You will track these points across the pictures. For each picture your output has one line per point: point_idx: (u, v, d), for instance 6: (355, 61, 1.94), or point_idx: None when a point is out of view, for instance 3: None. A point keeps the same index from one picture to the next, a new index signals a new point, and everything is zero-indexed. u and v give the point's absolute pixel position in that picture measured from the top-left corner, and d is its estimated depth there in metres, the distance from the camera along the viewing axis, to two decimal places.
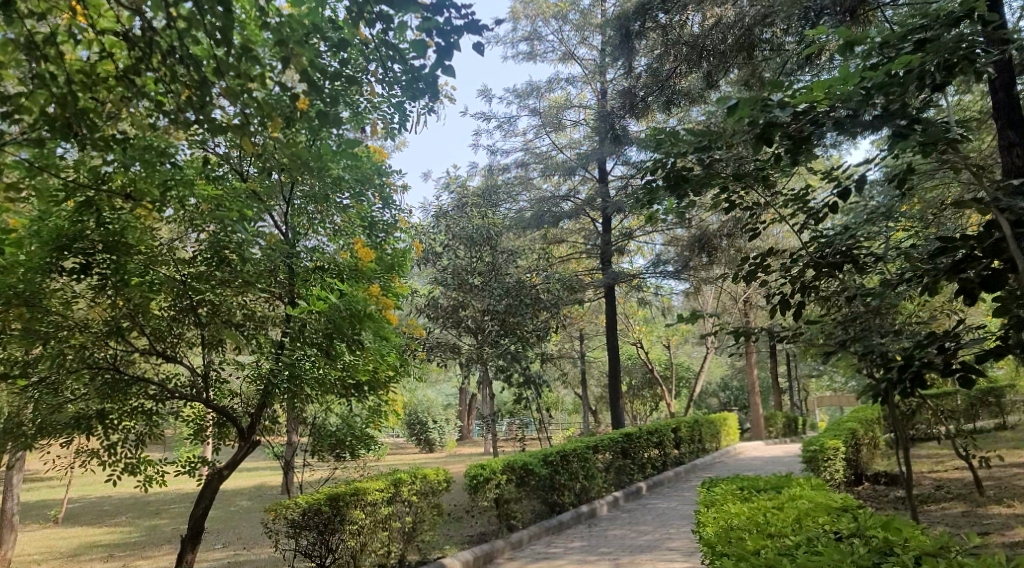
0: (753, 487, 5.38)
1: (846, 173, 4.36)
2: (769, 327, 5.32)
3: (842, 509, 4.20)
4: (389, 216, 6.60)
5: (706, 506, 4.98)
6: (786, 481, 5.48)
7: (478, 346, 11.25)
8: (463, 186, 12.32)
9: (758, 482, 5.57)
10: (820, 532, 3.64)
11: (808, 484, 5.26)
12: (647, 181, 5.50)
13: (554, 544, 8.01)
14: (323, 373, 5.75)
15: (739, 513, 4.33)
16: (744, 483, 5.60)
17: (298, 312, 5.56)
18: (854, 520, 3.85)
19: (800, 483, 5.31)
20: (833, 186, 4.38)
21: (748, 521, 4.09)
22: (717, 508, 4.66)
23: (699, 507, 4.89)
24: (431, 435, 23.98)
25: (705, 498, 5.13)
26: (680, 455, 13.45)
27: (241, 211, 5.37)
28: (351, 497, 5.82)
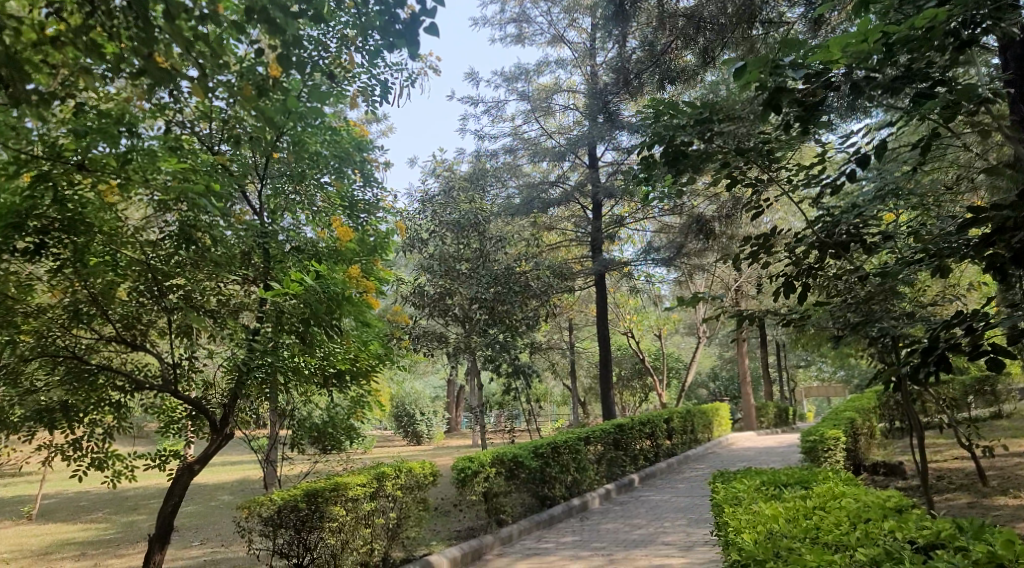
0: (768, 484, 5.06)
1: (862, 143, 4.08)
2: (773, 310, 5.03)
3: (896, 510, 3.84)
4: (371, 196, 6.29)
5: (725, 504, 4.62)
6: (800, 476, 5.18)
7: (466, 335, 11.00)
8: (450, 170, 11.94)
9: (771, 477, 5.26)
10: (897, 544, 3.26)
11: (827, 479, 4.96)
12: (645, 157, 5.24)
13: (545, 539, 7.73)
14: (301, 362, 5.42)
15: (775, 515, 3.95)
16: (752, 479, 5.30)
17: (274, 296, 5.11)
18: (919, 525, 3.49)
19: (819, 479, 5.01)
20: (848, 157, 4.11)
21: (794, 525, 3.72)
22: (745, 507, 4.30)
23: (722, 506, 4.52)
24: (418, 427, 23.68)
25: (723, 496, 4.78)
26: (672, 446, 13.21)
27: (210, 184, 4.94)
28: (330, 493, 5.49)
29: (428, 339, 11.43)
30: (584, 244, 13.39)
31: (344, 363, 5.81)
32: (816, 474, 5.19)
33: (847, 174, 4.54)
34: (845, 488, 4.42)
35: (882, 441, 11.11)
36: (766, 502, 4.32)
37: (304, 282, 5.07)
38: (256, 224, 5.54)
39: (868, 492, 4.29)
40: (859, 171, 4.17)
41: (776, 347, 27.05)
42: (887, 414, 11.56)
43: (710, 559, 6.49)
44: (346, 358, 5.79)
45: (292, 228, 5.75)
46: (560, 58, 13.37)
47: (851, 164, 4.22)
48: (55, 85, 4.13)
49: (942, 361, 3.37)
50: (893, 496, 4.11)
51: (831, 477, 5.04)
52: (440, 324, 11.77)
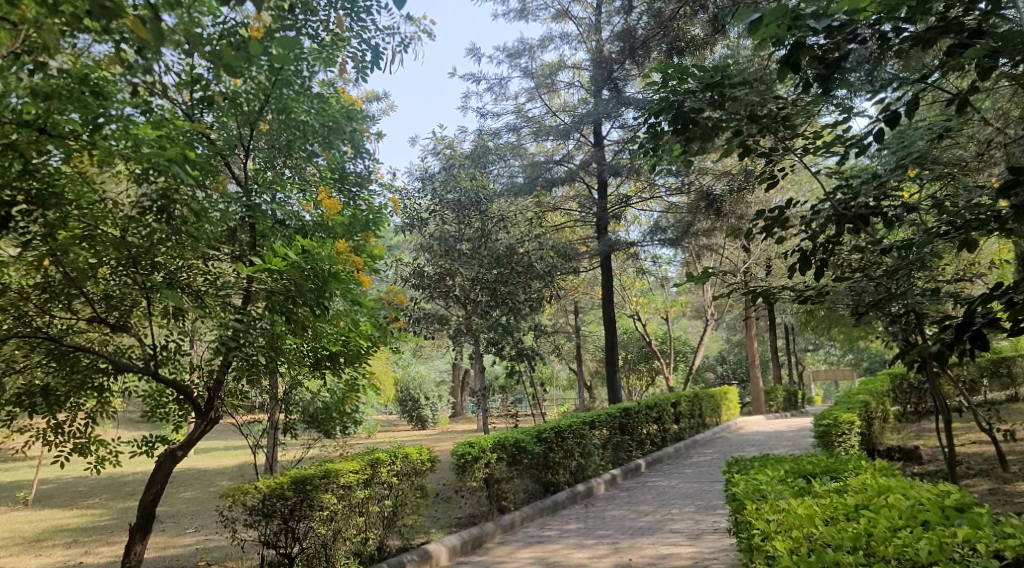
0: (784, 473, 4.79)
1: (891, 101, 3.75)
2: (788, 287, 4.72)
3: (956, 509, 3.50)
4: (363, 168, 5.98)
5: (741, 496, 4.32)
6: (816, 466, 4.90)
7: (467, 317, 10.81)
8: (451, 148, 11.59)
9: (786, 468, 4.98)
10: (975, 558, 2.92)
11: (846, 470, 4.68)
12: (653, 124, 4.92)
13: (548, 526, 7.48)
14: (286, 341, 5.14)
15: (805, 514, 3.65)
16: (765, 470, 5.01)
17: (253, 273, 4.78)
18: (993, 533, 3.14)
19: (839, 470, 4.73)
20: (878, 115, 3.79)
21: (841, 528, 3.39)
22: (772, 501, 3.99)
23: (743, 499, 4.21)
24: (423, 411, 23.48)
25: (738, 487, 4.49)
26: (679, 430, 12.94)
27: (184, 151, 4.59)
28: (321, 480, 5.25)
29: (430, 322, 11.15)
30: (590, 224, 13.07)
31: (335, 345, 5.64)
32: (834, 463, 4.91)
33: (872, 138, 4.23)
34: (871, 481, 4.14)
35: (896, 425, 10.84)
36: (793, 498, 4.01)
37: (287, 258, 4.84)
38: (235, 193, 5.25)
39: (893, 483, 4.02)
40: (889, 130, 3.87)
41: (785, 329, 26.72)
42: (901, 397, 11.24)
43: (720, 548, 6.22)
44: (335, 339, 5.59)
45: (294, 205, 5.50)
46: (564, 33, 12.98)
47: (880, 123, 3.92)
48: (15, 44, 3.83)
49: (981, 339, 3.04)
50: (925, 490, 3.84)
51: (849, 467, 4.77)
52: (441, 307, 11.50)
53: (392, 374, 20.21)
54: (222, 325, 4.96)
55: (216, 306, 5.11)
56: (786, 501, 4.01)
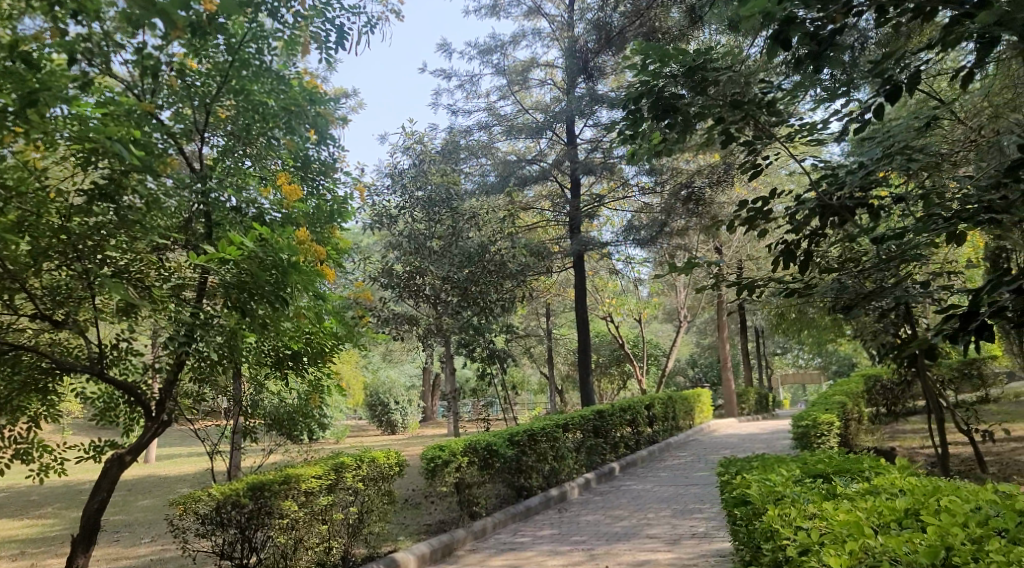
0: (766, 473, 4.61)
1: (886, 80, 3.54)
2: (773, 280, 4.53)
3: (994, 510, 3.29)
4: (327, 155, 5.60)
5: (743, 506, 4.10)
6: (799, 467, 4.73)
7: (437, 317, 10.67)
8: (422, 143, 11.29)
9: (767, 470, 4.80)
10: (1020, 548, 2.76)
11: (829, 470, 4.52)
12: (632, 111, 4.73)
13: (521, 532, 7.22)
14: (243, 337, 4.77)
15: (792, 519, 3.46)
16: (746, 471, 4.82)
17: (205, 262, 4.36)
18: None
19: (823, 469, 4.56)
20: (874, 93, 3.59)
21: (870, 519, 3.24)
22: (778, 505, 3.79)
23: (748, 504, 4.01)
24: (393, 416, 23.08)
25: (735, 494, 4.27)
26: (653, 433, 12.77)
27: (130, 130, 4.24)
28: (279, 487, 4.94)
29: (399, 323, 10.83)
30: (562, 224, 12.86)
31: (297, 342, 5.33)
32: (817, 464, 4.74)
33: (864, 121, 4.03)
34: (856, 483, 3.99)
35: (871, 426, 10.77)
36: (776, 501, 3.84)
37: (244, 248, 4.37)
38: (187, 177, 4.89)
39: (890, 484, 3.84)
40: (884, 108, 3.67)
41: (756, 333, 26.78)
42: (874, 399, 11.17)
43: (699, 554, 6.01)
44: (297, 336, 5.30)
45: (254, 192, 5.08)
46: (537, 31, 12.78)
47: (876, 103, 3.73)
48: None
49: (985, 330, 2.84)
50: (913, 491, 3.69)
51: (833, 467, 4.60)
52: (411, 307, 11.20)
53: (361, 377, 19.83)
54: (174, 320, 4.60)
55: (165, 299, 4.73)
56: (771, 506, 3.83)
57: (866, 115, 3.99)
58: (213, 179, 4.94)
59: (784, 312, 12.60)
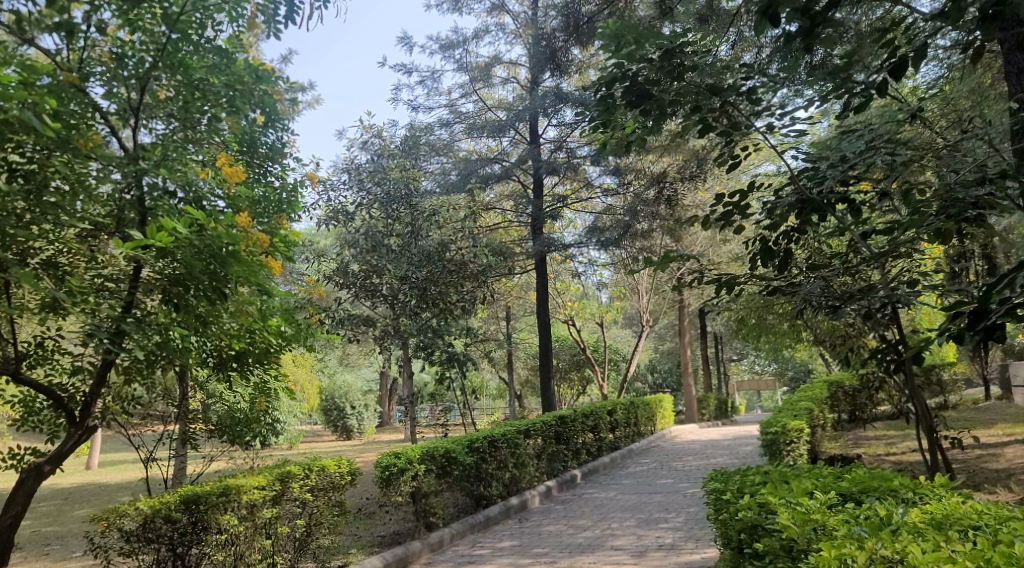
0: (745, 477, 4.36)
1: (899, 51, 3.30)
2: (750, 277, 4.28)
3: (989, 518, 3.09)
4: (275, 141, 5.16)
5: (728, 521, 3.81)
6: (777, 469, 4.50)
7: (394, 318, 10.23)
8: (380, 137, 10.85)
9: (744, 473, 4.55)
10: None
11: (810, 473, 4.29)
12: (605, 96, 4.44)
13: (480, 544, 6.88)
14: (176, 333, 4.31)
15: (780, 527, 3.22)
16: (722, 476, 4.57)
17: (132, 250, 3.88)
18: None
19: (803, 473, 4.33)
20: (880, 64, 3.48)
21: (863, 528, 3.00)
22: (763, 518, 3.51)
23: (734, 520, 3.73)
24: (348, 421, 22.45)
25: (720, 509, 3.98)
26: (615, 439, 12.52)
27: (47, 100, 3.74)
28: (217, 500, 4.52)
29: (353, 324, 10.38)
30: (524, 225, 12.55)
31: (240, 340, 4.87)
32: (797, 468, 4.51)
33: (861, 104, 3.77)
34: (841, 486, 3.76)
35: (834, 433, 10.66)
36: (759, 508, 3.59)
37: (177, 234, 3.89)
38: (118, 157, 4.31)
39: (875, 495, 3.61)
40: (891, 82, 3.55)
41: (716, 339, 26.80)
42: (836, 405, 11.09)
43: None
44: (239, 335, 4.86)
45: (195, 175, 4.41)
46: (500, 27, 12.46)
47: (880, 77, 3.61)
48: None
49: (995, 330, 2.69)
50: (901, 500, 3.49)
51: (813, 472, 4.37)
52: (367, 307, 10.78)
53: (316, 381, 19.26)
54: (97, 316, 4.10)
55: (83, 290, 4.21)
56: (752, 518, 3.57)
57: (867, 88, 3.80)
58: (146, 161, 4.31)
59: (746, 317, 12.49)
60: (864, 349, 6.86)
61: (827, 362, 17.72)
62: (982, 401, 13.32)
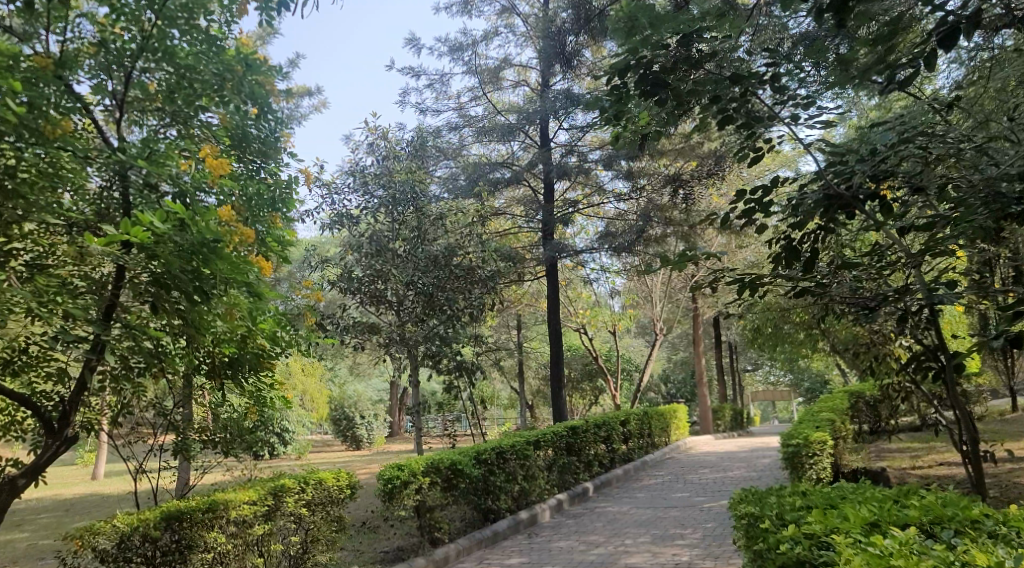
0: (778, 498, 3.93)
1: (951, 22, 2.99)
2: (775, 278, 3.97)
3: None
4: (268, 134, 4.86)
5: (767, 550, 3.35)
6: (813, 488, 4.08)
7: (400, 325, 9.94)
8: (387, 139, 10.41)
9: (772, 492, 4.18)
10: None
11: (855, 495, 3.82)
12: (617, 86, 4.16)
13: (487, 561, 6.56)
14: (149, 336, 4.06)
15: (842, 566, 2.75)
16: (751, 496, 4.19)
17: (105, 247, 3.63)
18: None
19: (845, 494, 3.88)
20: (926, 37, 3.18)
21: None
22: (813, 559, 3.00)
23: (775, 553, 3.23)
24: (358, 431, 22.13)
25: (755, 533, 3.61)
26: (628, 450, 12.17)
27: (14, 85, 3.50)
28: (202, 516, 4.32)
29: (358, 331, 10.10)
30: (535, 231, 12.26)
31: (229, 346, 4.62)
32: (834, 488, 4.10)
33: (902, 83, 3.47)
34: (894, 513, 3.30)
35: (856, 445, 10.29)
36: (807, 540, 3.13)
37: (154, 228, 3.67)
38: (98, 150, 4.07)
39: (916, 517, 3.28)
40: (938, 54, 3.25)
41: (730, 348, 26.39)
42: (858, 417, 10.72)
43: None
44: (229, 340, 4.61)
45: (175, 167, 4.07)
46: (510, 29, 12.24)
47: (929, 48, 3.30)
48: None
49: None
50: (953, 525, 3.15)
51: (847, 490, 4.03)
52: (373, 313, 10.50)
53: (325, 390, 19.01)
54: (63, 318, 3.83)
55: (51, 290, 3.93)
56: (797, 551, 3.07)
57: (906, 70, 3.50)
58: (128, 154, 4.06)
59: (762, 326, 12.15)
60: (890, 357, 6.52)
61: (846, 372, 17.34)
62: (1007, 413, 12.93)
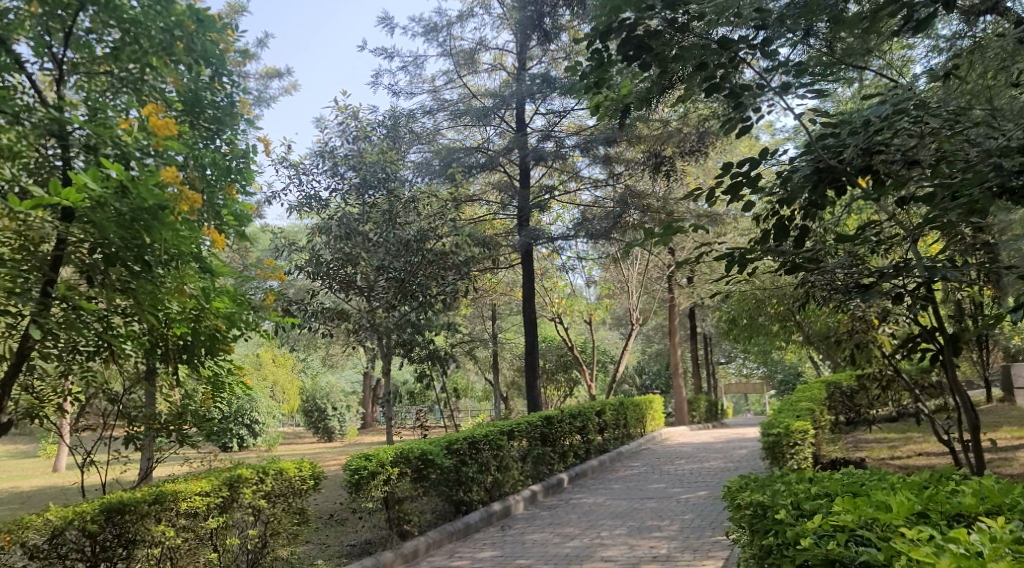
0: (785, 486, 3.65)
1: None
2: (764, 255, 3.76)
3: None
4: (225, 100, 4.50)
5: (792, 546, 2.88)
6: (823, 476, 3.82)
7: (370, 311, 9.64)
8: (358, 119, 10.10)
9: (774, 480, 3.94)
10: None
11: (877, 482, 3.51)
12: (597, 50, 3.92)
13: (458, 554, 6.32)
14: (89, 312, 3.78)
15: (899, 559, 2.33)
16: (751, 484, 3.94)
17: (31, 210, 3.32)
18: None
19: (866, 482, 3.57)
20: None
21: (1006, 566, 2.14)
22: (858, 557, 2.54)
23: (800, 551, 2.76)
24: (329, 422, 21.72)
25: (770, 524, 3.24)
26: (603, 441, 12.00)
27: None
28: (148, 509, 4.11)
29: (327, 317, 9.79)
30: (510, 218, 12.00)
31: (182, 325, 4.36)
32: (847, 474, 3.84)
33: None
34: (939, 502, 2.92)
35: (833, 435, 10.19)
36: (840, 534, 2.70)
37: (90, 192, 3.41)
38: (35, 108, 3.77)
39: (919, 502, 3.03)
40: None
41: (705, 341, 26.38)
42: (835, 408, 10.63)
43: None
44: (179, 321, 4.32)
45: (119, 131, 3.78)
46: (486, 11, 11.96)
47: None
48: None
49: None
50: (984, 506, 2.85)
51: (835, 479, 3.83)
52: (342, 299, 10.19)
53: (295, 380, 18.58)
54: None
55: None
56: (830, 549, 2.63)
57: None
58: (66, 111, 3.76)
59: (739, 316, 12.02)
60: (872, 345, 6.37)
61: (820, 364, 17.35)
62: (982, 404, 12.94)
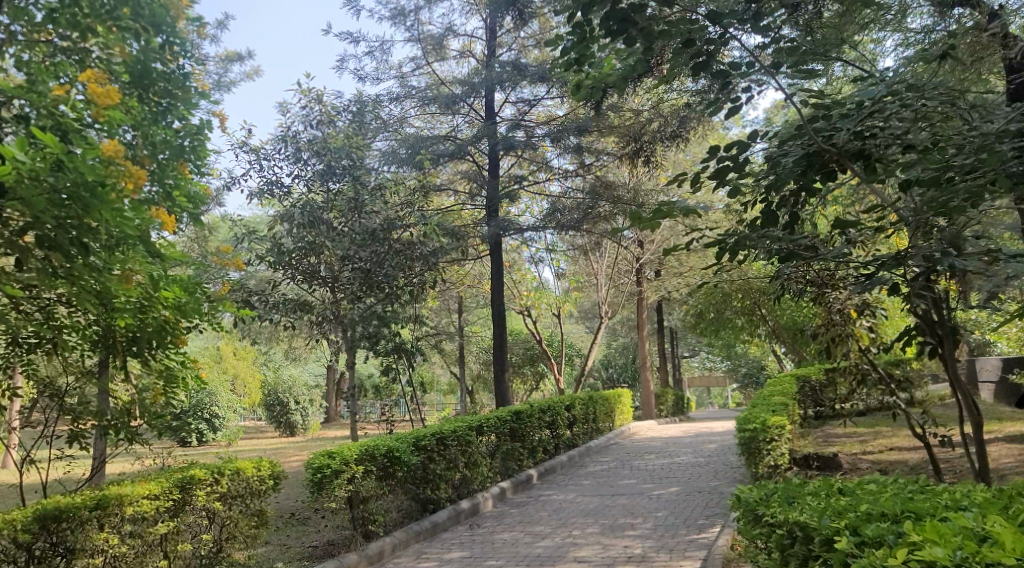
0: (815, 501, 3.37)
1: None
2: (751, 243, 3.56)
3: None
4: (177, 71, 4.17)
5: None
6: (859, 491, 3.54)
7: (334, 301, 9.31)
8: (321, 104, 9.73)
9: (801, 493, 3.65)
10: None
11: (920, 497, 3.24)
12: (577, 24, 3.67)
13: (426, 555, 6.06)
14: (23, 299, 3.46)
15: None
16: (773, 497, 3.67)
17: None
18: None
19: (913, 498, 3.27)
20: None
21: None
22: None
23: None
24: (292, 417, 21.21)
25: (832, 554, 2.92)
26: (572, 436, 11.82)
27: None
28: (89, 515, 3.80)
29: (289, 309, 9.43)
30: (479, 208, 11.73)
31: (127, 317, 4.04)
32: (886, 488, 3.55)
33: None
34: None
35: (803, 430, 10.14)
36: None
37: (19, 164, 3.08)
38: None
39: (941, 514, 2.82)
40: None
41: (671, 334, 26.44)
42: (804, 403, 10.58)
43: None
44: (126, 310, 4.01)
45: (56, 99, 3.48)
46: None
47: None
48: None
49: None
50: None
51: (829, 482, 3.67)
52: (305, 290, 9.83)
53: (257, 374, 18.08)
54: None
55: None
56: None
57: None
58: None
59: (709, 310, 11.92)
60: (849, 339, 6.24)
61: (786, 358, 17.41)
62: None
